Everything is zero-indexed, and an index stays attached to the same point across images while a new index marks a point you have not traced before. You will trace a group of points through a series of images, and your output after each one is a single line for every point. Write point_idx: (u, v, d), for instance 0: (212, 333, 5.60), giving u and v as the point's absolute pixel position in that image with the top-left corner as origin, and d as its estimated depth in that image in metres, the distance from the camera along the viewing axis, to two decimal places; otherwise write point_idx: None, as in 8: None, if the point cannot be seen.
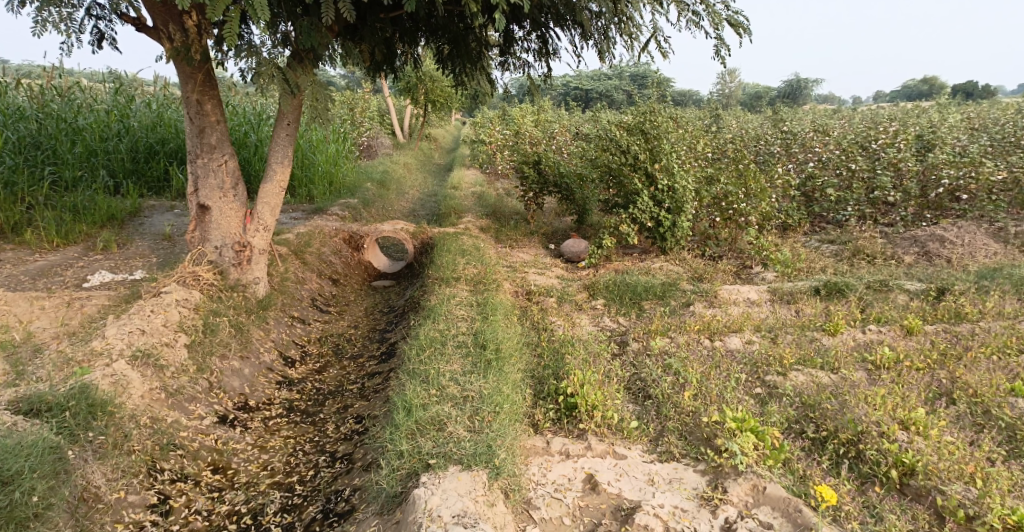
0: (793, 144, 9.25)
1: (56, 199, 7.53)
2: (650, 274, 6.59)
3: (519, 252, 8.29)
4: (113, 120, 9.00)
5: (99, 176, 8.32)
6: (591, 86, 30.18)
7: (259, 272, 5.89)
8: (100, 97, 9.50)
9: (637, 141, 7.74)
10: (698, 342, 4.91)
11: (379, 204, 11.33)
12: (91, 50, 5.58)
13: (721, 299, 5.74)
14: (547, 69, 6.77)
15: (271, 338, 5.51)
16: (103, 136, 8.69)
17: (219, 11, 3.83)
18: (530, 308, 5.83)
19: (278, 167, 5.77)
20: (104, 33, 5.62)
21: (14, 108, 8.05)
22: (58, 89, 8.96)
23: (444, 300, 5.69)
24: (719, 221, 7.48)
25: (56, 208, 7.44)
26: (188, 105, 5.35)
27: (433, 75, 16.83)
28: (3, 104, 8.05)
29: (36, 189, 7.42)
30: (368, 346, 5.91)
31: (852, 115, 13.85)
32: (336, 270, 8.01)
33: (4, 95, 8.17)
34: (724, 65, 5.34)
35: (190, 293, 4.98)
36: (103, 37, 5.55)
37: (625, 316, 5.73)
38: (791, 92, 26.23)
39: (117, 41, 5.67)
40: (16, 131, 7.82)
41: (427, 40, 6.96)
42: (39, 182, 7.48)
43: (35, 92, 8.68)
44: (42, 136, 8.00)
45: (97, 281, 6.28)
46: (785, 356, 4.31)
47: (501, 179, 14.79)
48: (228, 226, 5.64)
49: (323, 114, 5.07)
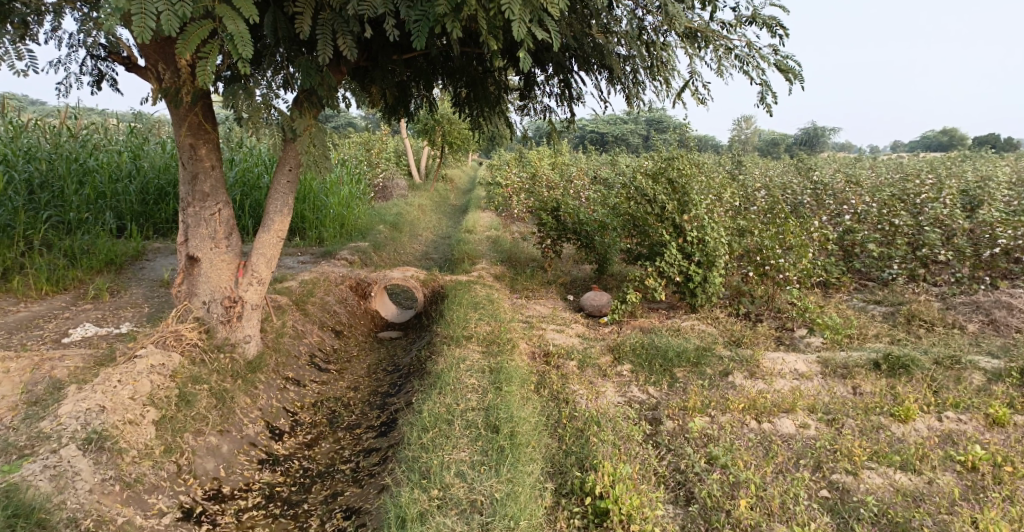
0: (826, 194, 8.65)
1: (54, 242, 7.08)
2: (681, 337, 5.95)
3: (535, 306, 7.66)
4: (124, 161, 8.63)
5: (102, 218, 7.88)
6: (607, 129, 29.87)
7: (250, 330, 5.31)
8: (111, 135, 9.16)
9: (663, 190, 7.18)
10: (744, 424, 4.22)
11: (390, 248, 10.81)
12: (87, 89, 5.18)
13: (766, 370, 5.06)
14: (570, 114, 6.28)
15: (258, 406, 4.91)
16: (112, 177, 8.31)
17: (190, 46, 3.49)
18: (548, 375, 5.20)
19: (277, 216, 5.22)
20: (104, 73, 5.22)
21: (21, 146, 7.69)
22: (69, 128, 8.62)
23: (454, 365, 5.10)
24: (754, 276, 6.81)
25: (53, 253, 6.97)
26: (181, 149, 4.87)
27: (450, 116, 16.54)
28: (12, 142, 7.69)
29: (32, 232, 6.97)
30: (367, 415, 5.29)
31: (880, 164, 13.25)
32: (341, 322, 7.44)
33: (15, 134, 7.82)
34: (771, 113, 4.69)
35: (168, 358, 4.42)
36: (100, 76, 5.16)
37: (656, 386, 5.09)
38: (808, 138, 25.68)
39: (115, 81, 5.27)
40: (23, 171, 7.43)
41: (444, 82, 6.51)
42: (38, 224, 7.02)
43: (43, 130, 8.32)
44: (50, 176, 7.63)
45: (78, 335, 5.74)
46: (855, 452, 3.64)
47: (516, 222, 14.26)
48: (218, 279, 5.10)
49: (320, 162, 4.55)
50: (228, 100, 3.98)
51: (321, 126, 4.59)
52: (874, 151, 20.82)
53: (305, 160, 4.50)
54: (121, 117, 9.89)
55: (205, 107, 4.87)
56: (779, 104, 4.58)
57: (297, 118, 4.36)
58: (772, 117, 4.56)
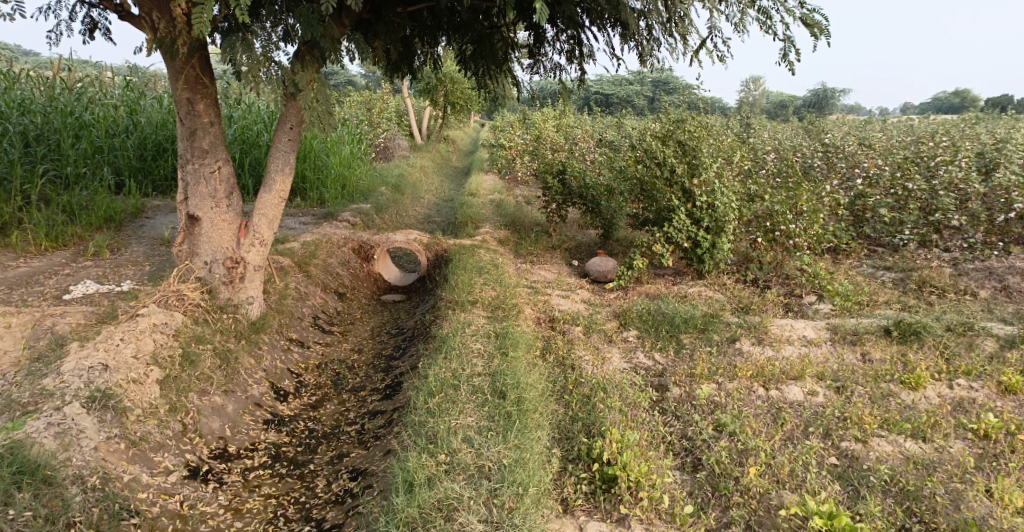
0: (836, 159, 8.52)
1: (53, 199, 6.97)
2: (688, 303, 5.89)
3: (540, 270, 7.60)
4: (122, 116, 8.47)
5: (101, 174, 7.76)
6: (612, 91, 29.40)
7: (253, 291, 5.26)
8: (108, 90, 8.97)
9: (672, 153, 7.06)
10: (751, 391, 4.18)
11: (393, 210, 10.70)
12: (81, 39, 5.04)
13: (773, 336, 5.01)
14: (581, 73, 6.12)
15: (262, 367, 4.89)
16: (110, 132, 8.16)
17: None
18: (553, 341, 5.17)
19: (278, 175, 5.11)
20: (97, 22, 5.07)
21: (16, 99, 7.53)
22: (65, 81, 8.43)
23: (458, 329, 5.06)
24: (762, 242, 6.71)
25: (52, 209, 6.87)
26: (178, 103, 4.75)
27: (453, 76, 16.26)
28: (7, 95, 7.53)
29: (31, 187, 6.86)
30: (370, 377, 5.27)
31: (890, 127, 13.02)
32: (343, 284, 7.38)
33: (9, 86, 7.65)
34: (792, 72, 4.36)
35: (169, 317, 4.36)
36: (94, 26, 5.01)
37: (662, 352, 5.05)
38: (817, 102, 25.27)
39: (110, 31, 5.12)
40: (19, 125, 7.28)
41: (449, 39, 6.34)
42: (36, 179, 6.90)
43: (37, 83, 8.13)
44: (47, 130, 7.49)
45: (78, 292, 5.68)
46: (866, 420, 3.62)
47: (519, 185, 14.10)
48: (220, 239, 5.03)
49: (323, 118, 4.43)
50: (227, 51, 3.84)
51: (323, 80, 4.45)
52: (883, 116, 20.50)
53: (308, 116, 4.37)
54: (117, 72, 9.68)
55: (203, 61, 4.73)
56: (801, 61, 4.42)
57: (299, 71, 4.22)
58: (792, 76, 4.39)
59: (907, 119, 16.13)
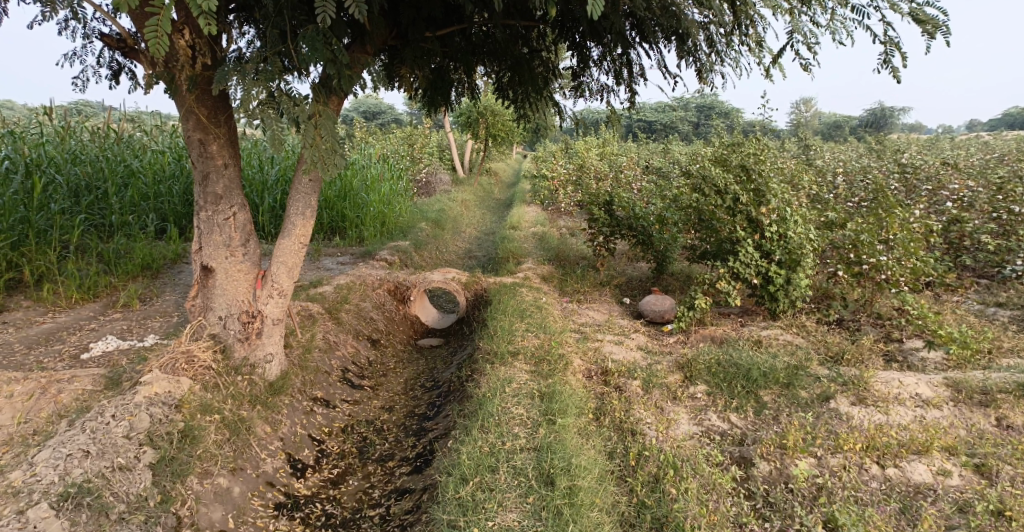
0: (914, 180, 7.68)
1: (90, 247, 6.60)
2: (766, 351, 5.16)
3: (590, 311, 6.92)
4: (169, 161, 8.10)
5: (144, 220, 7.39)
6: (654, 117, 28.70)
7: (273, 348, 4.70)
8: (158, 134, 8.66)
9: (735, 179, 6.36)
10: (862, 470, 3.64)
11: (432, 246, 10.19)
12: (105, 84, 4.67)
13: (879, 395, 4.30)
14: (631, 96, 5.51)
15: (279, 435, 4.34)
16: (155, 178, 7.78)
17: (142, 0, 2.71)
18: (610, 400, 4.51)
19: (299, 220, 4.52)
20: (122, 65, 4.69)
21: (69, 149, 7.27)
22: (114, 129, 8.16)
23: (499, 388, 4.47)
24: (845, 277, 5.91)
25: (89, 259, 6.52)
26: (189, 145, 4.27)
27: (493, 107, 15.90)
28: (54, 143, 7.27)
29: (68, 235, 6.49)
30: (401, 443, 4.70)
31: (962, 144, 12.02)
32: (378, 329, 6.83)
33: (58, 136, 7.40)
34: (897, 80, 3.64)
35: (174, 386, 3.86)
36: (115, 67, 4.62)
37: (740, 414, 4.36)
38: (872, 120, 24.08)
39: (135, 73, 4.73)
40: (67, 175, 6.98)
41: (486, 65, 5.81)
42: (76, 229, 6.53)
43: (88, 131, 7.87)
44: (94, 178, 7.17)
45: (99, 350, 5.20)
46: None
47: (564, 217, 13.46)
48: (235, 292, 4.51)
49: (329, 158, 3.66)
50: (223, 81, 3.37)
51: (331, 113, 3.71)
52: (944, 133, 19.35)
53: (308, 155, 3.61)
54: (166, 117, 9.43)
55: (217, 95, 4.24)
56: (905, 65, 3.69)
57: (298, 104, 3.50)
58: (897, 83, 3.67)
59: (976, 136, 15.04)
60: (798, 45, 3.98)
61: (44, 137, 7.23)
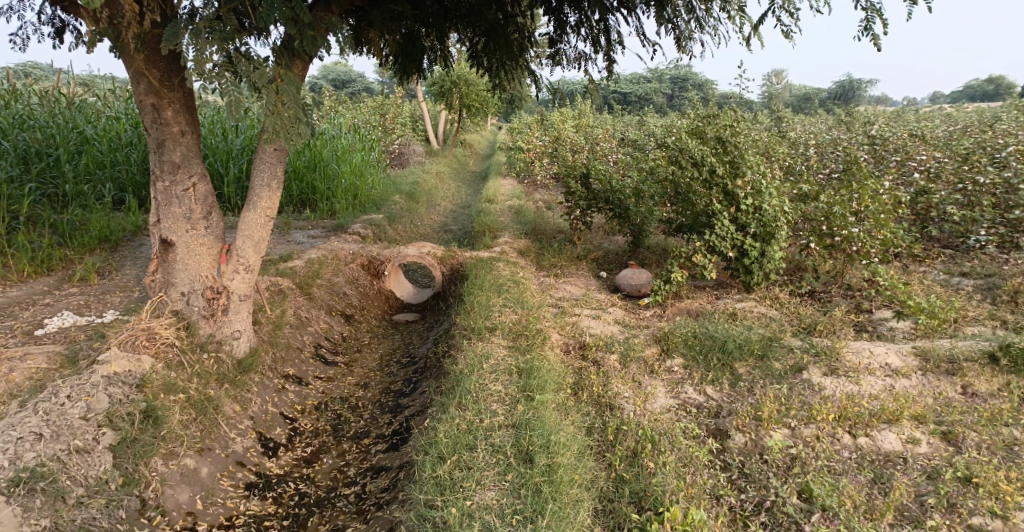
0: (884, 152, 7.70)
1: (43, 218, 6.34)
2: (739, 324, 5.15)
3: (565, 285, 6.86)
4: (128, 130, 7.78)
5: (101, 190, 7.10)
6: (630, 89, 28.49)
7: (240, 325, 4.56)
8: (115, 100, 8.31)
9: (711, 152, 6.30)
10: (835, 440, 3.63)
11: (406, 219, 10.02)
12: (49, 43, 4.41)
13: (850, 365, 4.32)
14: (608, 65, 5.38)
15: (250, 414, 4.22)
16: (112, 146, 7.46)
17: None
18: (586, 375, 4.47)
19: (264, 191, 4.35)
20: (66, 23, 4.42)
21: (16, 114, 6.95)
22: (67, 95, 7.81)
23: (475, 365, 4.42)
24: (817, 248, 5.90)
25: (43, 232, 6.25)
26: (142, 111, 4.08)
27: (467, 77, 15.62)
28: (3, 110, 6.93)
29: (19, 206, 6.21)
30: (376, 420, 4.61)
31: (930, 117, 12.08)
32: (351, 304, 6.69)
33: (6, 102, 7.05)
34: (878, 48, 3.55)
35: (134, 365, 3.73)
36: (59, 26, 4.36)
37: (715, 387, 4.36)
38: (843, 92, 24.15)
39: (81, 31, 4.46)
40: (15, 142, 6.69)
41: (459, 32, 5.64)
42: (26, 198, 6.25)
43: (36, 95, 7.52)
44: (46, 147, 6.86)
45: (54, 326, 5.00)
46: (1006, 490, 3.16)
47: (540, 190, 13.33)
48: (197, 267, 4.35)
49: (291, 126, 3.55)
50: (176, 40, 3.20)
51: (293, 77, 3.56)
52: (913, 105, 19.50)
53: (270, 124, 3.48)
54: (123, 82, 9.06)
55: (172, 58, 4.04)
56: (887, 32, 3.59)
57: (258, 68, 3.34)
58: (878, 51, 3.58)
59: (944, 107, 15.11)
60: (780, 11, 3.88)
61: None
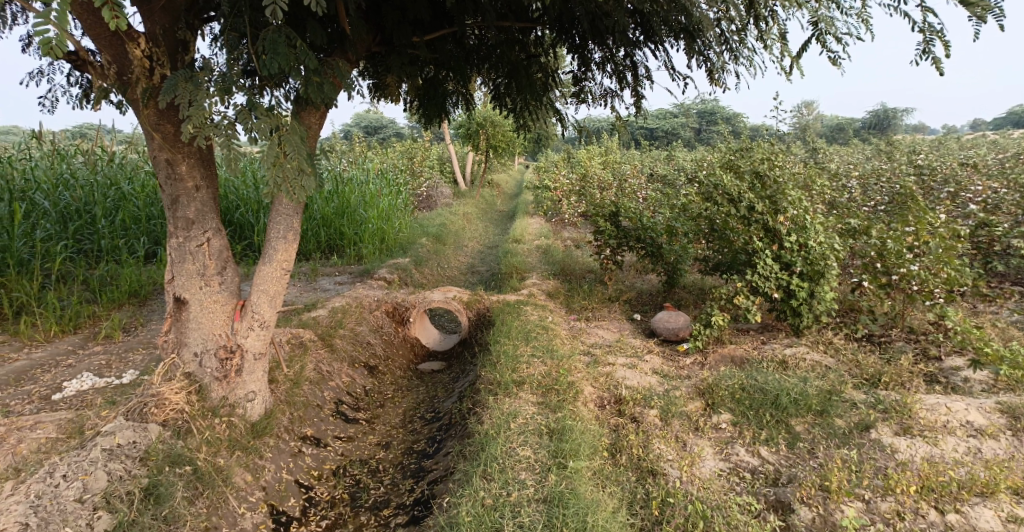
0: (932, 183, 7.26)
1: (74, 274, 6.16)
2: (789, 373, 4.75)
3: (598, 330, 6.50)
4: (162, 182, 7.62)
5: (137, 243, 6.90)
6: (656, 124, 28.27)
7: (255, 386, 4.27)
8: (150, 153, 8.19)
9: (749, 188, 5.96)
10: (920, 517, 3.40)
11: (433, 262, 9.79)
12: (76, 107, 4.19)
13: (924, 423, 4.01)
14: (637, 102, 5.12)
15: (262, 484, 3.98)
16: (148, 200, 7.30)
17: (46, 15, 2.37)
18: (624, 434, 4.11)
19: (280, 244, 4.09)
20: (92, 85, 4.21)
21: (52, 170, 6.86)
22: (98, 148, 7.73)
23: (502, 424, 4.10)
24: (871, 288, 5.46)
25: (73, 289, 6.07)
26: (156, 166, 3.84)
27: (492, 118, 15.55)
28: (35, 166, 6.85)
29: (49, 262, 6.04)
30: (397, 485, 4.30)
31: (974, 143, 11.60)
32: (376, 354, 6.39)
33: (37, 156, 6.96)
34: (941, 71, 3.20)
35: (139, 435, 3.56)
36: (84, 87, 4.14)
37: (770, 448, 3.99)
38: (877, 121, 23.63)
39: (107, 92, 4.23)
40: (56, 200, 6.59)
41: (482, 74, 5.43)
42: (56, 255, 6.09)
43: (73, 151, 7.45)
44: (83, 204, 6.74)
45: (72, 391, 4.63)
46: None
47: (569, 229, 13.06)
48: (211, 326, 4.08)
49: (295, 179, 3.19)
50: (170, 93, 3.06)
51: (298, 127, 3.24)
52: (952, 132, 18.93)
53: (270, 176, 3.14)
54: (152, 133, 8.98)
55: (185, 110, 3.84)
56: (948, 57, 3.26)
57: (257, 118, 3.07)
58: (941, 75, 3.24)
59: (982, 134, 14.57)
60: (824, 36, 3.57)
61: (34, 164, 6.84)
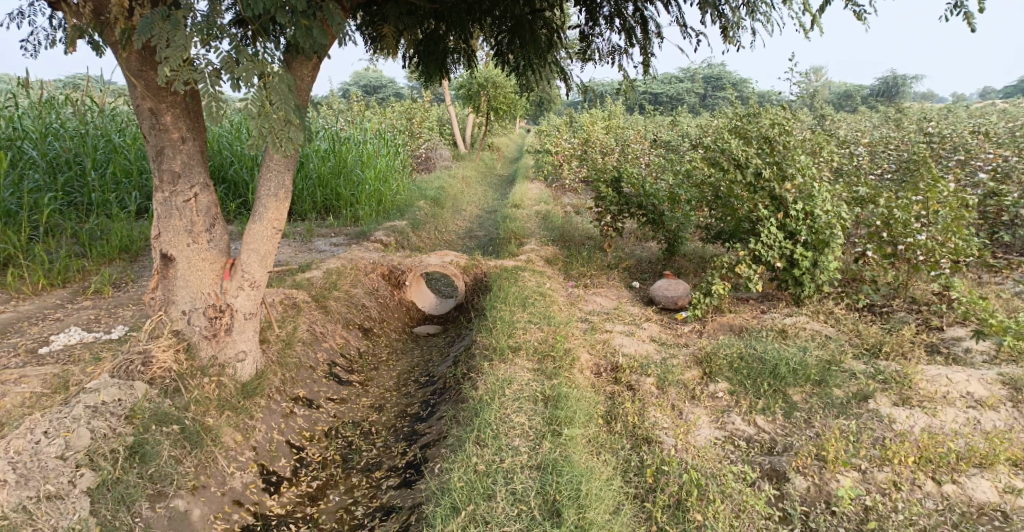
0: (939, 151, 7.11)
1: (63, 227, 6.04)
2: (789, 344, 4.68)
3: (596, 297, 6.42)
4: None
5: (128, 197, 6.76)
6: (659, 90, 27.85)
7: (245, 345, 4.19)
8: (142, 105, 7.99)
9: (756, 154, 5.81)
10: (917, 488, 3.36)
11: (431, 225, 9.67)
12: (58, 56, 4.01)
13: (924, 394, 3.95)
14: (646, 60, 4.95)
15: (252, 444, 3.92)
16: (140, 154, 7.13)
17: None
18: (620, 402, 4.05)
19: (271, 201, 3.95)
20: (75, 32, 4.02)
21: (40, 120, 6.68)
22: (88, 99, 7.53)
23: (497, 390, 4.04)
24: (876, 258, 5.38)
25: (62, 242, 5.95)
26: (140, 116, 3.70)
27: (495, 79, 15.27)
28: (23, 114, 6.66)
29: (37, 214, 5.91)
30: (390, 448, 4.25)
31: (984, 113, 11.39)
32: (372, 316, 6.31)
33: (25, 105, 6.76)
34: (973, 27, 3.32)
35: (125, 393, 3.49)
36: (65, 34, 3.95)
37: (767, 418, 3.94)
38: (883, 90, 23.27)
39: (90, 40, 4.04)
40: (45, 151, 6.42)
41: (484, 29, 5.24)
42: (45, 207, 5.95)
43: (63, 101, 7.26)
44: (72, 155, 6.57)
45: (60, 344, 4.55)
46: None
47: (569, 194, 12.91)
48: (198, 283, 3.98)
49: (280, 130, 3.06)
50: (147, 34, 2.90)
51: (283, 75, 3.09)
52: (958, 101, 18.64)
53: (254, 127, 3.00)
54: None
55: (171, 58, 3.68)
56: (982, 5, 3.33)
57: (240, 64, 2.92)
58: (971, 31, 3.36)
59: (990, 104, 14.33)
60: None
61: (22, 113, 6.65)
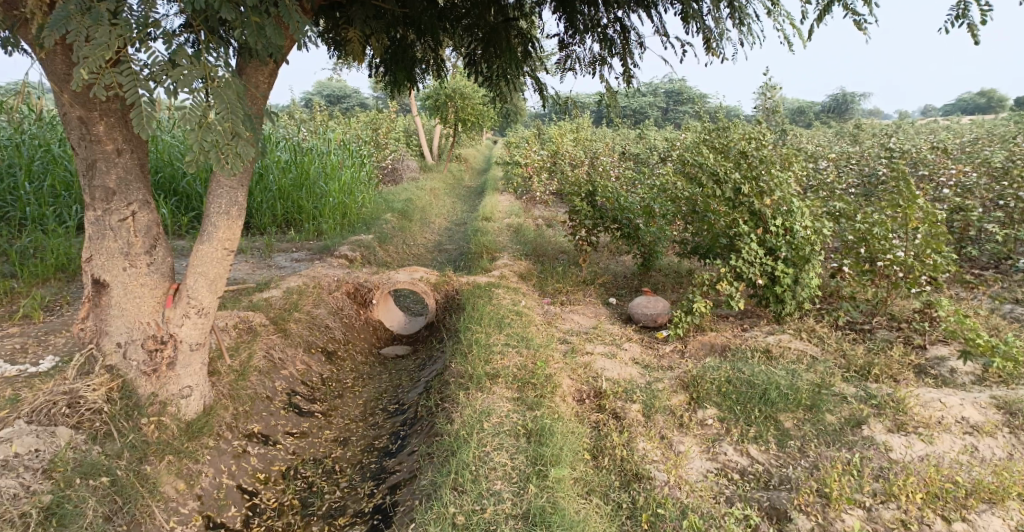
0: (906, 164, 7.01)
1: None
2: (776, 366, 4.41)
3: (573, 316, 6.11)
4: None
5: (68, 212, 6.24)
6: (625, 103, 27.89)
7: (191, 381, 3.75)
8: None
9: (734, 168, 5.56)
10: (926, 527, 3.08)
11: (398, 239, 9.26)
12: None
13: (920, 419, 3.70)
14: (628, 71, 4.67)
15: (197, 492, 3.52)
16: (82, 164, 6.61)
17: None
18: (608, 433, 3.73)
19: (222, 220, 3.53)
20: None
21: None
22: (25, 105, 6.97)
23: (475, 424, 3.69)
24: (852, 274, 5.15)
25: None
26: (68, 125, 3.27)
27: (463, 90, 14.97)
28: None
29: None
30: (356, 490, 3.86)
31: (945, 127, 11.46)
32: (337, 338, 5.88)
33: None
34: (977, 41, 3.05)
35: (44, 443, 3.14)
36: None
37: (761, 448, 3.65)
38: (833, 105, 23.55)
39: None
40: None
41: (455, 36, 4.90)
42: None
43: None
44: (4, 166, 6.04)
45: None
46: None
47: (539, 206, 12.62)
48: (137, 312, 3.53)
49: (226, 142, 2.65)
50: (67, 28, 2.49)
51: (230, 80, 2.69)
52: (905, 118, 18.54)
53: (195, 139, 2.59)
54: None
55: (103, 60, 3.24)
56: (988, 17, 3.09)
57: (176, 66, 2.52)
58: (976, 44, 3.09)
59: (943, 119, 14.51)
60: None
61: None
